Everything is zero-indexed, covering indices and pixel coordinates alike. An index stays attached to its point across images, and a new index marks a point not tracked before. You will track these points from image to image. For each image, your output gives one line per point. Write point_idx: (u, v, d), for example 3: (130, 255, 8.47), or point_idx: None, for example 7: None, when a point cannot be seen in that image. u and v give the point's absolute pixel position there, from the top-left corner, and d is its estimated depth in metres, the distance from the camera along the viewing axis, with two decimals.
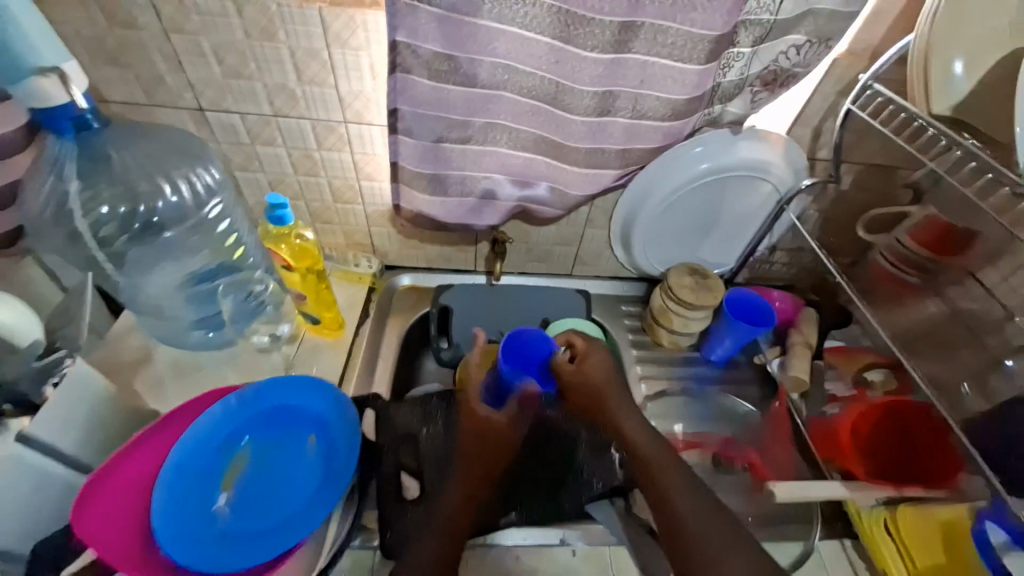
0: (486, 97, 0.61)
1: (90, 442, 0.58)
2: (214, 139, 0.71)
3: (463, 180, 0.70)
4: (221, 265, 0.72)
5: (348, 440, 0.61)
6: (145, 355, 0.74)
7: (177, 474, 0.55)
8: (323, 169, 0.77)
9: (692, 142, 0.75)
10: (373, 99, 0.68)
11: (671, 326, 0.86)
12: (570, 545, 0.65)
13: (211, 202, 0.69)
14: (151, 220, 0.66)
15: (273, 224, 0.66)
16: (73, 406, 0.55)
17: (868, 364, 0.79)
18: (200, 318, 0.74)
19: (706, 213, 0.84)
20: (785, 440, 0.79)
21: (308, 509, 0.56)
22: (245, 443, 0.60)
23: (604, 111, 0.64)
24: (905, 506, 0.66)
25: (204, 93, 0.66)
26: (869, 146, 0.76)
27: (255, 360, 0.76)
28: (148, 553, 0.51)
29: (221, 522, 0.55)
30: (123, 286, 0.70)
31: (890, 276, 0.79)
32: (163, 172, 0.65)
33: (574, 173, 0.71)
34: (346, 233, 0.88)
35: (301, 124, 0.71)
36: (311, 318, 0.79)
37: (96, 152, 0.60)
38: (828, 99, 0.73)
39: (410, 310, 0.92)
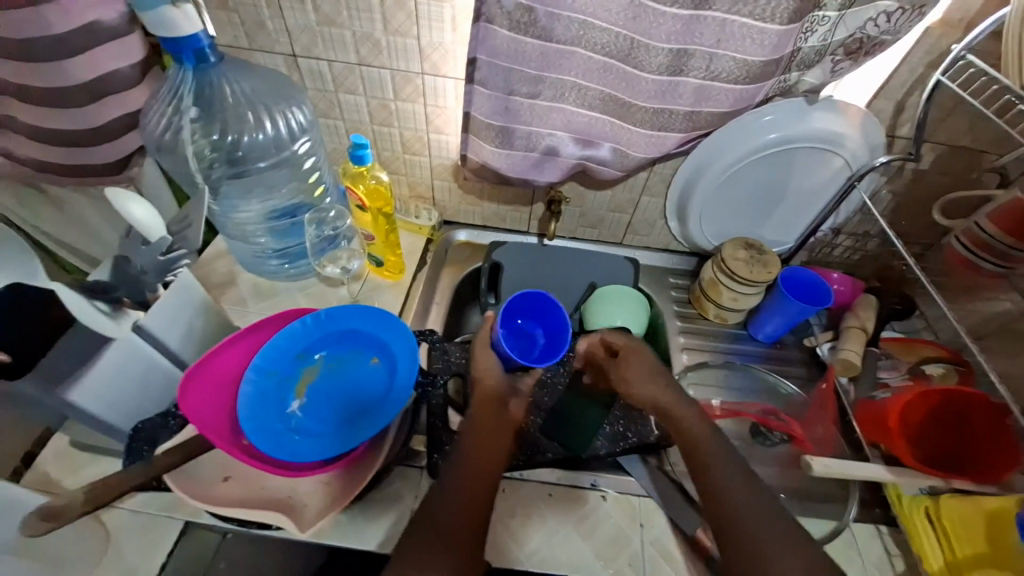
0: (560, 52, 0.63)
1: (189, 341, 0.66)
2: (303, 84, 0.77)
3: (529, 135, 0.73)
4: (302, 202, 0.81)
5: (407, 367, 0.66)
6: (231, 278, 0.84)
7: (261, 375, 0.63)
8: (397, 119, 0.81)
9: (762, 111, 0.74)
10: (450, 51, 0.71)
11: (719, 299, 0.86)
12: (600, 489, 0.68)
13: (302, 140, 0.76)
14: (250, 151, 0.74)
15: (353, 162, 0.71)
16: (179, 306, 0.63)
17: (929, 356, 0.78)
18: (279, 248, 0.83)
19: (768, 186, 0.83)
20: (830, 420, 0.75)
21: (368, 420, 0.63)
22: (316, 359, 0.68)
23: (676, 71, 0.64)
24: (948, 496, 0.63)
25: (299, 40, 0.72)
26: (957, 125, 0.72)
27: (324, 292, 0.84)
28: (235, 438, 0.59)
29: (294, 421, 0.62)
30: (217, 214, 0.79)
31: (962, 260, 0.75)
32: (260, 108, 0.72)
33: (638, 133, 0.72)
34: (411, 184, 0.93)
35: (382, 74, 0.75)
36: (376, 260, 0.85)
37: (212, 81, 0.68)
38: (915, 71, 0.69)
39: (464, 262, 0.97)
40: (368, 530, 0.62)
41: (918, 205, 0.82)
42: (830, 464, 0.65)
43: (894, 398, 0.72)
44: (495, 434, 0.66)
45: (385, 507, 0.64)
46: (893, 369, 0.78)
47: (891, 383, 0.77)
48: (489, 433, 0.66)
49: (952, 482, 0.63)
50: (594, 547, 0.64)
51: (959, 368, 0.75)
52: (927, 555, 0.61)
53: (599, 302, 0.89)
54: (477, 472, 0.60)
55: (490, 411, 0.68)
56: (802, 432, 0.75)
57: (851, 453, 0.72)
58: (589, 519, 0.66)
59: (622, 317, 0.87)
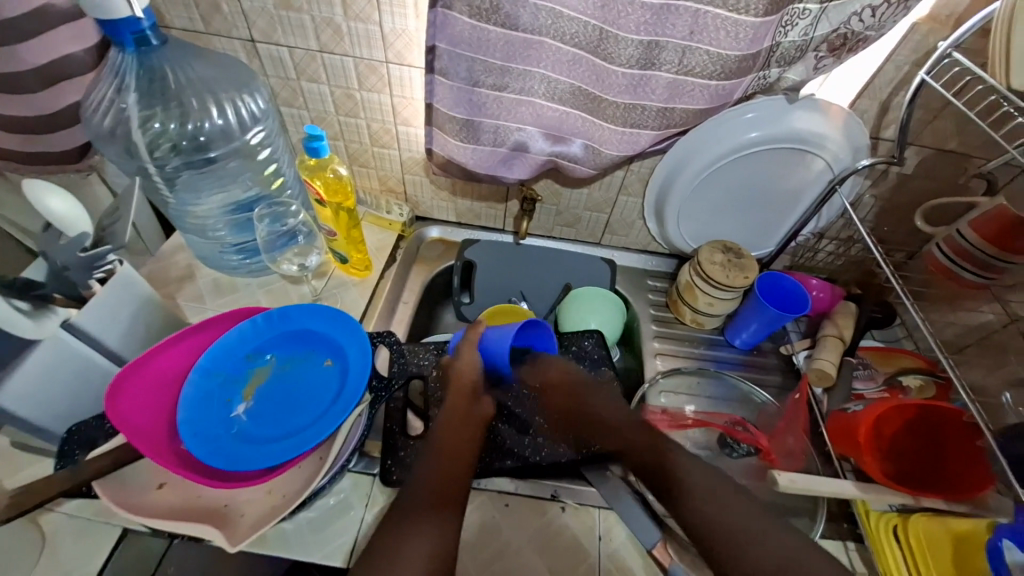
0: (527, 42, 0.60)
1: (132, 339, 0.64)
2: (262, 71, 0.74)
3: (496, 130, 0.69)
4: (261, 194, 0.78)
5: (359, 369, 0.63)
6: (189, 272, 0.81)
7: (204, 376, 0.61)
8: (363, 110, 0.78)
9: (743, 108, 0.71)
10: (414, 39, 0.67)
11: (696, 304, 0.83)
12: (560, 500, 0.66)
13: (254, 128, 0.73)
14: (201, 138, 0.71)
15: (309, 155, 0.68)
16: (120, 302, 0.61)
17: (905, 367, 0.75)
18: (236, 242, 0.79)
19: (748, 187, 0.80)
20: (802, 429, 0.72)
21: (314, 425, 0.59)
22: (267, 359, 0.65)
23: (648, 64, 0.61)
24: (920, 515, 0.61)
25: (256, 24, 0.68)
26: (943, 128, 0.69)
27: (286, 289, 0.81)
28: (172, 443, 0.57)
29: (238, 424, 0.60)
30: (172, 206, 0.75)
31: (944, 270, 0.71)
32: (214, 94, 0.69)
33: (610, 130, 0.68)
34: (381, 178, 0.89)
35: (345, 62, 0.71)
36: (340, 256, 0.82)
37: (157, 70, 0.65)
38: (901, 69, 0.66)
39: (436, 260, 0.94)
40: (313, 540, 0.60)
41: (903, 211, 0.79)
42: (795, 479, 0.62)
43: (864, 411, 0.68)
44: (462, 429, 0.62)
45: (332, 516, 0.62)
46: (869, 379, 0.76)
47: (866, 394, 0.75)
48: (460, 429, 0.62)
49: (921, 501, 0.60)
50: (548, 559, 0.61)
51: (937, 379, 0.72)
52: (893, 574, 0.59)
53: (572, 305, 0.87)
54: (447, 468, 0.56)
55: (461, 404, 0.64)
56: (768, 445, 0.72)
57: (821, 465, 0.70)
58: (545, 530, 0.64)
59: (594, 321, 0.85)
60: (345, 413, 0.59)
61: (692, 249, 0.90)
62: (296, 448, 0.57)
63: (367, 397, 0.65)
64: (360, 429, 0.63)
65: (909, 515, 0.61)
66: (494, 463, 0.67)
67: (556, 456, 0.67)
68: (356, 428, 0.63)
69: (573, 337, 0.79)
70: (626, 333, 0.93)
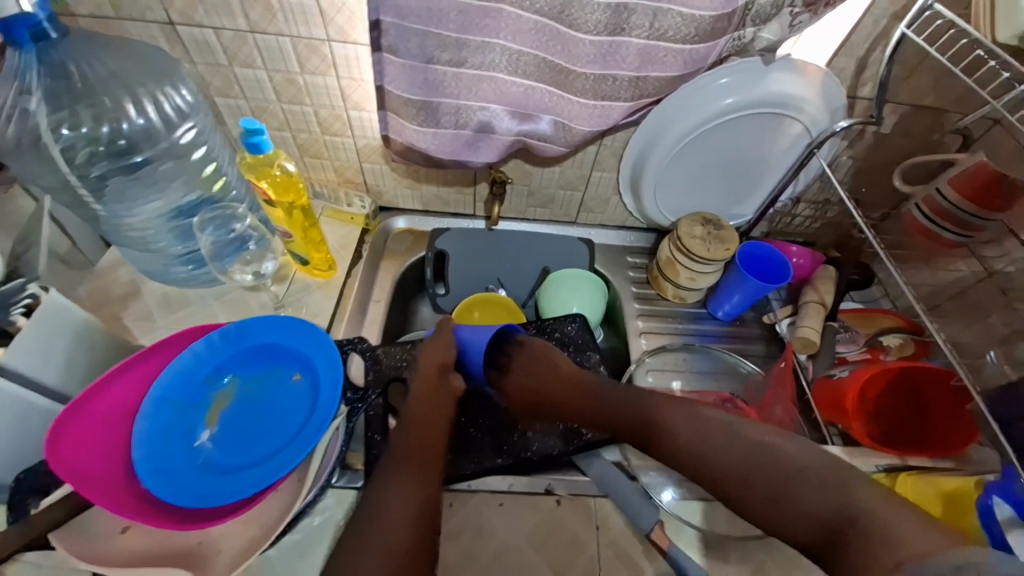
0: (484, 10, 0.54)
1: (73, 373, 0.58)
2: (188, 59, 0.65)
3: (457, 110, 0.63)
4: (202, 197, 0.70)
5: (331, 384, 0.59)
6: (134, 289, 0.73)
7: (159, 406, 0.56)
8: (308, 95, 0.70)
9: (717, 72, 0.67)
10: (357, 13, 0.60)
11: (677, 279, 0.81)
12: (555, 494, 0.65)
13: (183, 125, 0.66)
14: (120, 142, 0.63)
15: (250, 152, 0.61)
16: (53, 335, 0.54)
17: (885, 327, 0.75)
18: (182, 252, 0.72)
19: (724, 156, 0.77)
20: (789, 399, 0.72)
21: (287, 448, 0.56)
22: (229, 380, 0.61)
23: (616, 30, 0.56)
24: (906, 475, 0.61)
25: (173, 4, 0.59)
26: (920, 83, 0.67)
27: (244, 298, 0.75)
28: (131, 484, 0.53)
29: (203, 454, 0.56)
30: (103, 219, 0.68)
31: (922, 229, 0.72)
32: (133, 90, 0.61)
33: (580, 104, 0.64)
34: (337, 169, 0.82)
35: (281, 42, 0.64)
36: (300, 258, 0.76)
37: (64, 69, 0.57)
38: (879, 23, 0.63)
39: (405, 253, 0.88)
40: (301, 565, 0.57)
41: (878, 170, 0.78)
42: None
43: (851, 376, 0.67)
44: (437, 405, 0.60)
45: (317, 539, 0.58)
46: (851, 342, 0.76)
47: (848, 357, 0.76)
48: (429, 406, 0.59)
49: (907, 460, 0.63)
50: (547, 557, 0.60)
51: (915, 337, 0.73)
52: None
53: (553, 289, 0.83)
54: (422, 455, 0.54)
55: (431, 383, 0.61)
56: (757, 419, 0.72)
57: (810, 432, 0.71)
58: (542, 527, 0.62)
59: (577, 305, 0.82)
60: (320, 431, 0.55)
61: (671, 223, 0.88)
62: (269, 476, 0.53)
63: (343, 408, 0.60)
64: (339, 445, 0.58)
65: (896, 475, 0.61)
66: (484, 461, 0.64)
67: (547, 449, 0.65)
68: (335, 444, 0.59)
69: (556, 324, 0.76)
70: (609, 313, 0.90)
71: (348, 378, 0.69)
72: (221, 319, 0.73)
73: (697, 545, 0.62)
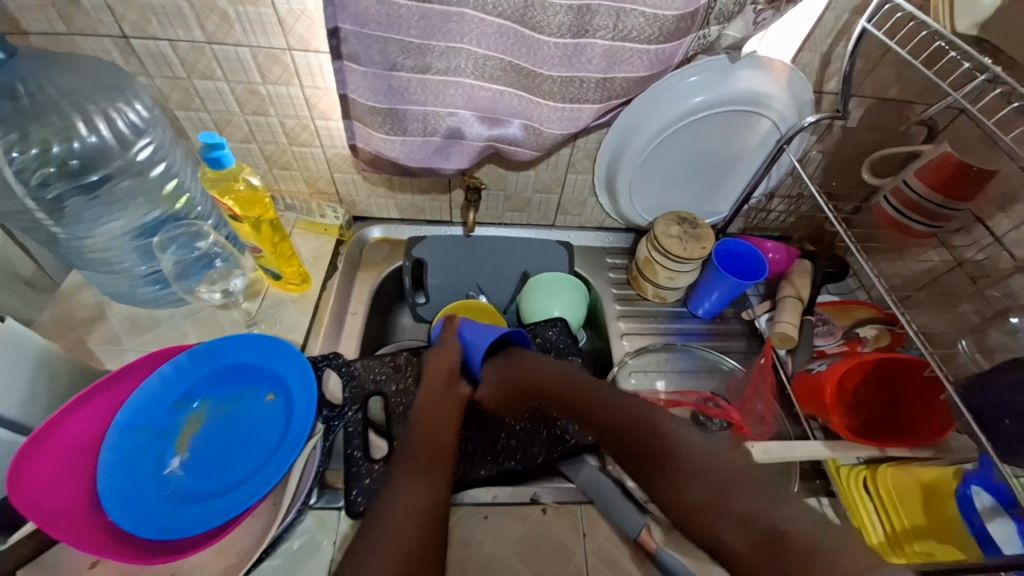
0: (445, 15, 0.53)
1: (35, 404, 0.55)
2: (144, 72, 0.63)
3: (425, 117, 0.62)
4: (166, 214, 0.69)
5: (305, 403, 0.58)
6: (99, 311, 0.71)
7: (126, 434, 0.54)
8: (273, 106, 0.68)
9: (686, 71, 0.67)
10: (317, 21, 0.59)
11: (656, 279, 0.81)
12: (540, 503, 0.64)
13: (140, 142, 0.64)
14: (73, 162, 0.61)
15: (211, 166, 0.60)
16: (9, 364, 0.52)
17: (861, 319, 0.76)
18: (148, 271, 0.70)
19: (697, 154, 0.77)
20: (770, 393, 0.73)
21: (261, 471, 0.54)
22: (199, 404, 0.59)
23: (581, 32, 0.55)
24: (886, 466, 0.63)
25: (124, 16, 0.57)
26: (884, 76, 0.68)
27: (215, 317, 0.73)
28: (96, 518, 0.51)
29: (173, 482, 0.54)
30: (62, 241, 0.65)
31: (892, 222, 0.72)
32: (83, 107, 0.59)
33: (549, 107, 0.63)
34: (308, 180, 0.81)
35: (240, 53, 0.62)
36: (272, 273, 0.74)
37: (12, 89, 0.56)
38: (841, 18, 0.63)
39: (382, 263, 0.87)
40: None
41: (849, 163, 0.79)
42: (770, 450, 0.62)
43: (829, 371, 0.67)
44: (440, 417, 0.58)
45: (297, 563, 0.56)
46: (829, 335, 0.76)
47: (827, 350, 0.76)
48: (436, 410, 0.59)
49: (887, 450, 0.61)
50: (535, 567, 0.59)
51: (892, 328, 0.74)
52: (866, 523, 0.61)
53: (532, 293, 0.82)
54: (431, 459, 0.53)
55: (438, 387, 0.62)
56: (739, 419, 0.72)
57: (792, 427, 0.72)
58: (529, 537, 0.61)
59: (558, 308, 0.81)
60: (294, 453, 0.54)
61: (648, 222, 0.88)
62: (241, 501, 0.51)
63: (319, 426, 0.60)
64: (317, 462, 0.57)
65: (877, 466, 0.63)
66: (467, 474, 0.63)
67: (531, 458, 0.65)
68: (312, 462, 0.58)
69: (537, 328, 0.76)
70: (591, 315, 0.90)
71: (325, 396, 0.67)
72: (192, 339, 0.70)
73: (685, 547, 0.61)
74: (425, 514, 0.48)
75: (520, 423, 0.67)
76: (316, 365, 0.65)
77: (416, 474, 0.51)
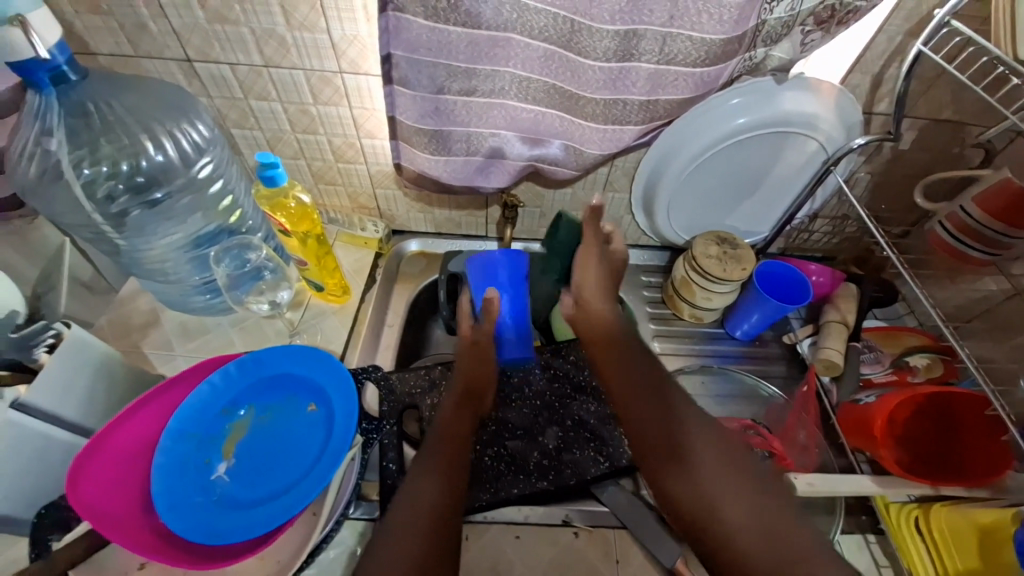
0: (492, 40, 0.54)
1: (94, 407, 0.58)
2: (205, 94, 0.67)
3: (468, 138, 0.64)
4: (220, 227, 0.72)
5: (345, 415, 0.59)
6: (153, 317, 0.75)
7: (176, 440, 0.56)
8: (322, 125, 0.71)
9: (730, 92, 0.66)
10: (368, 45, 0.61)
11: (693, 299, 0.80)
12: (572, 525, 0.63)
13: (200, 161, 0.67)
14: (139, 179, 0.65)
15: (266, 184, 0.62)
16: (74, 369, 0.55)
17: (912, 347, 0.73)
18: (201, 281, 0.73)
19: (739, 174, 0.76)
20: (814, 423, 0.70)
21: (302, 481, 0.55)
22: (245, 411, 0.61)
23: (625, 56, 0.56)
24: (941, 504, 0.60)
25: (191, 42, 0.61)
26: (938, 97, 0.66)
27: (260, 326, 0.75)
28: (147, 519, 0.53)
29: (219, 487, 0.56)
30: (125, 251, 0.69)
31: (947, 247, 0.69)
32: (149, 126, 0.63)
33: (591, 129, 0.63)
34: (351, 195, 0.83)
35: (295, 76, 0.65)
36: (315, 285, 0.77)
37: (83, 108, 0.59)
38: (895, 39, 0.62)
39: (418, 276, 0.88)
40: None
41: (898, 185, 0.77)
42: (815, 483, 0.60)
43: (877, 404, 0.65)
44: (458, 423, 0.61)
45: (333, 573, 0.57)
46: (876, 363, 0.74)
47: (875, 378, 0.73)
48: (457, 413, 0.62)
49: (941, 489, 0.58)
50: None
51: (944, 357, 0.70)
52: (916, 568, 0.58)
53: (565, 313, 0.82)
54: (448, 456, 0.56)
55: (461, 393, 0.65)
56: (782, 447, 0.69)
57: (835, 458, 0.69)
58: (561, 560, 0.61)
59: None
60: (335, 465, 0.55)
61: (685, 241, 0.87)
62: (284, 511, 0.53)
63: (359, 438, 0.60)
64: (354, 475, 0.58)
65: (930, 505, 0.60)
66: (500, 491, 0.63)
67: (564, 479, 0.64)
68: (350, 474, 0.59)
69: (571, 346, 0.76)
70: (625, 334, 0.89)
71: (364, 408, 0.68)
72: (238, 346, 0.73)
73: None
74: (439, 510, 0.51)
75: (554, 442, 0.68)
76: (356, 377, 0.65)
77: (429, 475, 0.54)
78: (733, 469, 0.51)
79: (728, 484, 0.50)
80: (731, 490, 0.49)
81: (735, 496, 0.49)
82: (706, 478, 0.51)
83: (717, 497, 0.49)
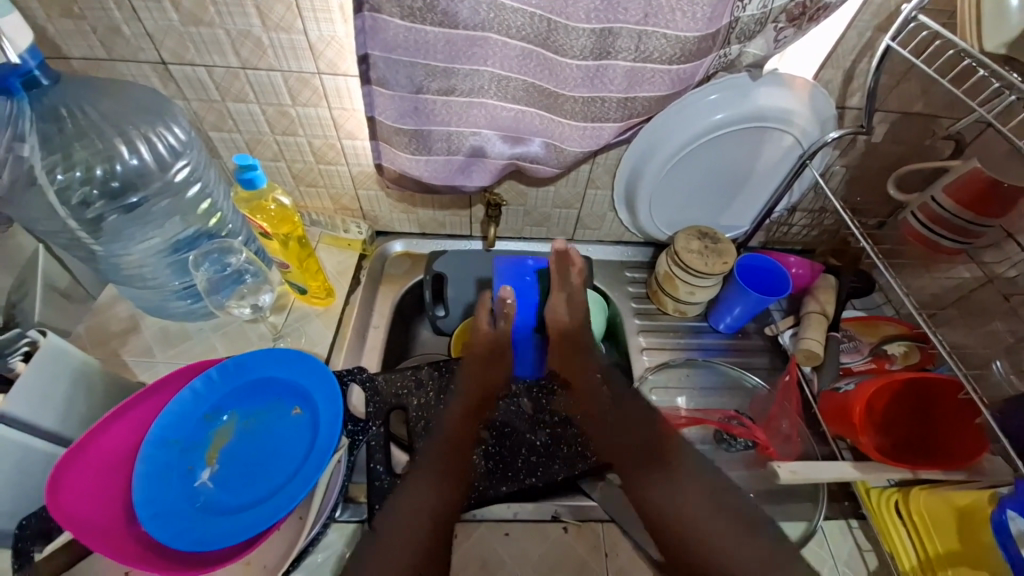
0: (471, 39, 0.54)
1: (73, 416, 0.57)
2: (181, 96, 0.66)
3: (449, 137, 0.64)
4: (200, 232, 0.71)
5: (330, 417, 0.59)
6: (133, 324, 0.73)
7: (158, 447, 0.56)
8: (301, 127, 0.71)
9: (706, 89, 0.67)
10: (346, 45, 0.61)
11: (676, 294, 0.81)
12: (561, 521, 0.63)
13: (177, 164, 0.66)
14: (115, 184, 0.64)
15: (245, 187, 0.62)
16: (50, 378, 0.54)
17: (890, 335, 0.75)
18: (182, 286, 0.72)
19: (719, 169, 0.77)
20: (795, 412, 0.72)
21: (288, 485, 0.55)
22: (228, 417, 0.61)
23: (602, 53, 0.56)
24: (919, 489, 0.61)
25: (165, 44, 0.60)
26: (908, 91, 0.68)
27: (243, 330, 0.75)
28: (130, 529, 0.52)
29: (204, 494, 0.55)
30: (101, 257, 0.68)
31: (920, 237, 0.71)
32: (124, 130, 0.62)
33: (571, 126, 0.64)
34: (333, 197, 0.83)
35: (272, 77, 0.64)
36: (298, 288, 0.76)
37: (56, 112, 0.58)
38: (865, 34, 0.63)
39: (403, 277, 0.88)
40: None
41: (873, 177, 0.78)
42: (796, 471, 0.60)
43: (857, 391, 0.66)
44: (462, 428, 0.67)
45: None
46: (856, 352, 0.75)
47: (854, 367, 0.74)
48: (462, 422, 0.68)
49: (920, 474, 0.60)
50: None
51: (921, 345, 0.72)
52: (898, 552, 0.59)
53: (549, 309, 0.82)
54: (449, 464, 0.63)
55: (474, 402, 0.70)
56: (765, 437, 0.72)
57: (817, 446, 0.70)
58: (550, 555, 0.61)
59: None
60: (321, 467, 0.55)
61: (667, 236, 0.88)
62: (269, 515, 0.52)
63: (345, 441, 0.60)
64: (341, 476, 0.58)
65: (909, 489, 0.62)
66: (487, 490, 0.63)
67: (551, 475, 0.64)
68: (337, 476, 0.59)
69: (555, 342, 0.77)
70: (610, 329, 0.90)
71: (349, 410, 0.68)
72: (220, 351, 0.72)
73: None
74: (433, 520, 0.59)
75: (541, 438, 0.68)
76: (341, 379, 0.65)
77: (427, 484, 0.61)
78: (717, 504, 0.61)
79: (712, 519, 0.60)
80: (711, 526, 0.59)
81: (714, 518, 0.60)
82: (687, 502, 0.61)
83: (686, 520, 0.60)
